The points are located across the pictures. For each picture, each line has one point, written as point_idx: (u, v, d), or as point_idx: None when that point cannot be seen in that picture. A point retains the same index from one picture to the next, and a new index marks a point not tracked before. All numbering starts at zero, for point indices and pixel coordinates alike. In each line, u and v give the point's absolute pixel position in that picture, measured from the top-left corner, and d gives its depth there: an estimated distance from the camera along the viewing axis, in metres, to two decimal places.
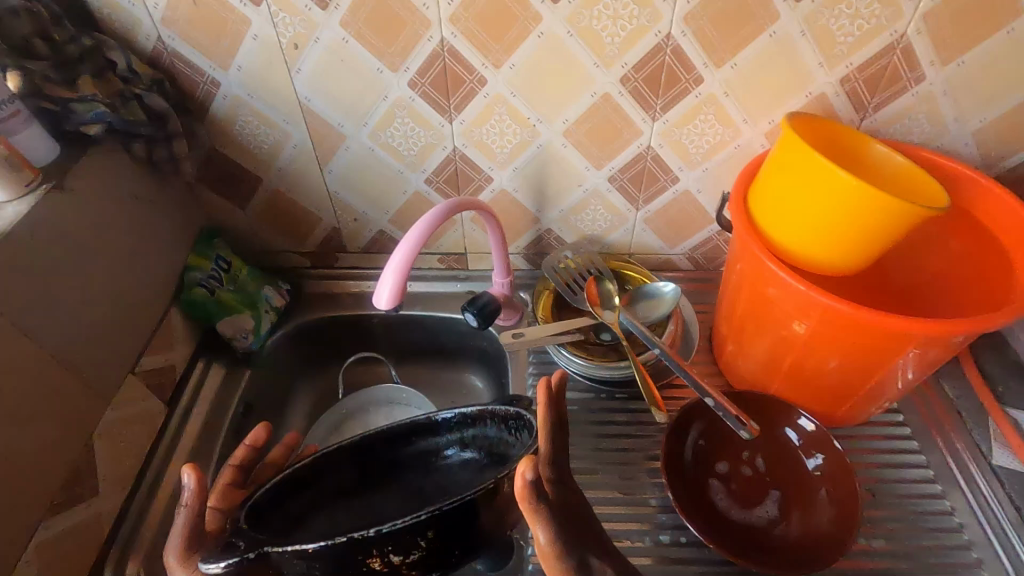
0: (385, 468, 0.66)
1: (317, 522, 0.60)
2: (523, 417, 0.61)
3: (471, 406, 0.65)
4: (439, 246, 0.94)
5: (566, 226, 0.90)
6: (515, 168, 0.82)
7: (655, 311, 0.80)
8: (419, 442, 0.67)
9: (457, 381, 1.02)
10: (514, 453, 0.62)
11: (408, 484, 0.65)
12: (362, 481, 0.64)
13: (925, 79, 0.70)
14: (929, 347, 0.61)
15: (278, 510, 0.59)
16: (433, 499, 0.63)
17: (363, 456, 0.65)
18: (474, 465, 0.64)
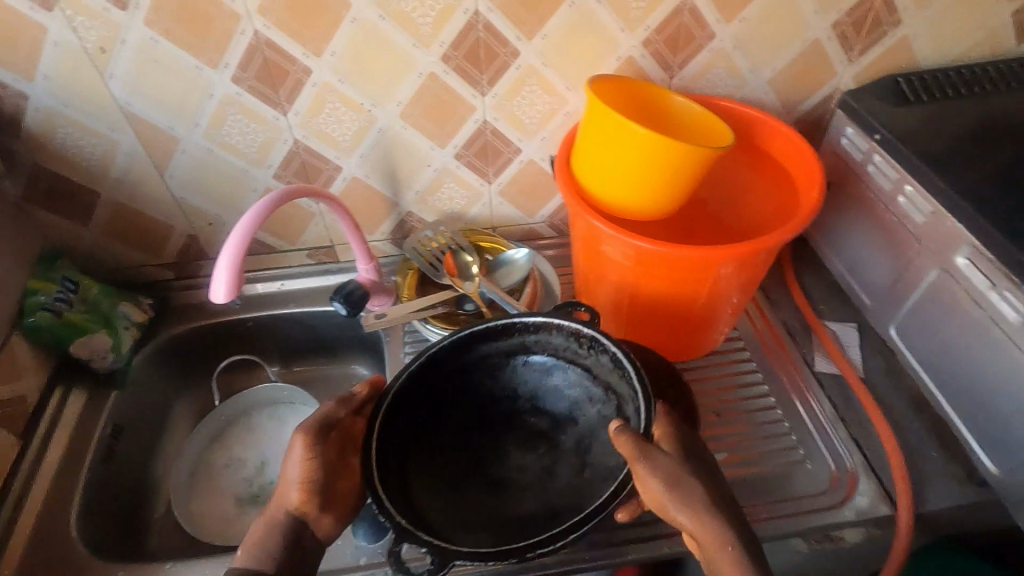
0: (452, 375, 0.70)
1: (420, 448, 0.66)
2: (602, 341, 0.65)
3: (539, 317, 0.68)
4: (304, 241, 0.94)
5: (425, 207, 0.93)
6: (361, 154, 0.84)
7: (512, 277, 0.86)
8: (481, 347, 0.70)
9: (344, 374, 1.03)
10: (586, 361, 0.68)
11: (474, 387, 0.70)
12: (446, 385, 0.69)
13: (716, 36, 0.78)
14: (736, 270, 0.69)
15: (392, 451, 0.63)
16: (488, 403, 0.70)
17: (430, 367, 0.68)
18: (543, 372, 0.70)
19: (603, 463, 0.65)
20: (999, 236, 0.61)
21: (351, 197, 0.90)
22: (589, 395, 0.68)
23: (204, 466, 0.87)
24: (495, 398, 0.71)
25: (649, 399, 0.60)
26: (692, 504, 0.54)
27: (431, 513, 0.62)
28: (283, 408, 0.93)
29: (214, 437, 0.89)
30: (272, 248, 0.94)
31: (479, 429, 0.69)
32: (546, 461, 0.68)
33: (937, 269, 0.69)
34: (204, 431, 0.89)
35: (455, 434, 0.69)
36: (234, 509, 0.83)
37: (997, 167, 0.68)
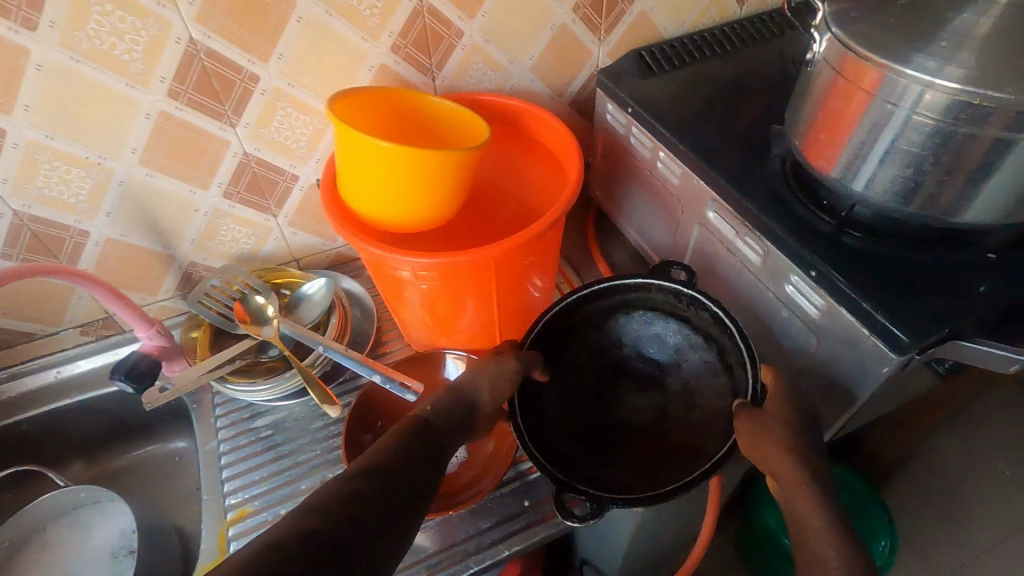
0: (579, 320, 0.76)
1: (552, 398, 0.74)
2: (702, 299, 0.70)
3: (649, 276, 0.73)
4: (71, 319, 0.82)
5: (208, 254, 0.85)
6: (108, 212, 0.74)
7: (314, 311, 0.81)
8: (606, 298, 0.76)
9: (164, 452, 0.92)
10: (685, 314, 0.73)
11: (590, 334, 0.77)
12: (561, 336, 0.76)
13: (464, 34, 0.78)
14: (517, 261, 0.70)
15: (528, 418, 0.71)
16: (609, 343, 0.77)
17: (553, 325, 0.75)
18: (644, 323, 0.76)
19: (708, 406, 0.71)
20: (730, 188, 0.67)
21: (112, 261, 0.79)
22: (690, 342, 0.73)
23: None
24: (615, 340, 0.77)
25: (756, 364, 0.65)
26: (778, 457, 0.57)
27: (567, 454, 0.71)
28: (84, 512, 0.80)
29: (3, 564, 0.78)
30: (33, 334, 0.81)
31: (589, 380, 0.76)
32: (657, 402, 0.74)
33: (698, 224, 0.74)
34: None
35: (577, 382, 0.75)
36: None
37: (728, 123, 0.75)
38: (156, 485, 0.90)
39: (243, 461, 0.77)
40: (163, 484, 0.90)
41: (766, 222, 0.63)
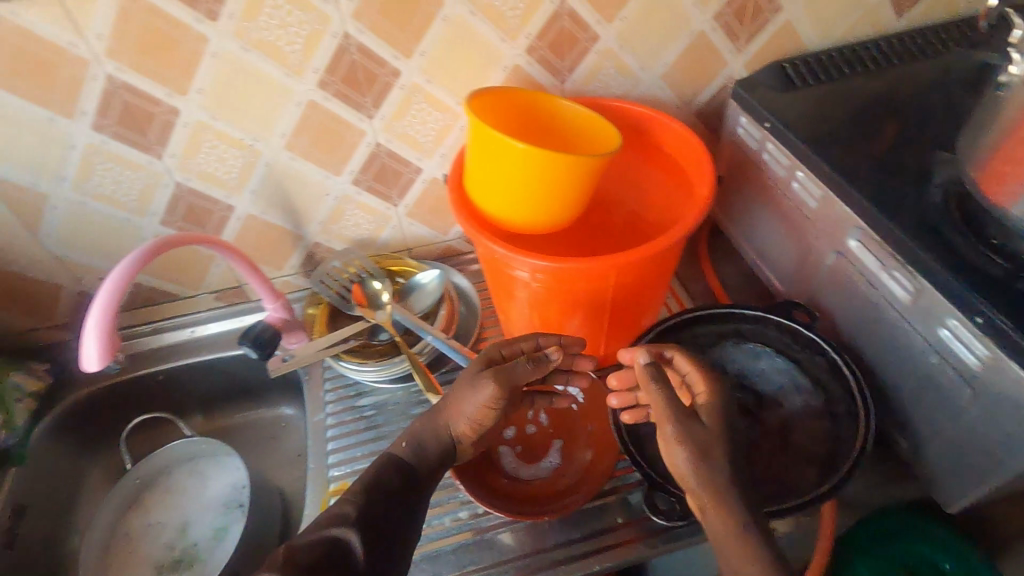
0: (684, 340, 0.76)
1: (641, 405, 0.71)
2: (820, 344, 0.71)
3: (763, 311, 0.75)
4: (207, 284, 0.90)
5: (331, 236, 0.89)
6: (252, 191, 0.80)
7: (425, 300, 0.83)
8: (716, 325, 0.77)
9: (273, 416, 0.99)
10: (796, 357, 0.72)
11: None
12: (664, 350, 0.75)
13: (599, 38, 0.77)
14: (635, 274, 0.69)
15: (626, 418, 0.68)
16: None
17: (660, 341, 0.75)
18: (752, 355, 0.74)
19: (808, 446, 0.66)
20: (879, 215, 0.61)
21: (249, 236, 0.85)
22: (796, 384, 0.71)
23: (125, 533, 0.82)
24: (716, 368, 0.76)
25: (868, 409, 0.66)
26: (713, 482, 0.53)
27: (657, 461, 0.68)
28: (204, 463, 0.88)
29: (129, 502, 0.84)
30: (175, 296, 0.90)
31: None
32: (749, 431, 0.68)
33: (833, 252, 0.69)
34: (113, 499, 0.83)
35: None
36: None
37: (875, 145, 0.70)
38: (264, 447, 0.97)
39: (348, 436, 0.81)
40: (270, 446, 0.97)
41: (921, 256, 0.58)
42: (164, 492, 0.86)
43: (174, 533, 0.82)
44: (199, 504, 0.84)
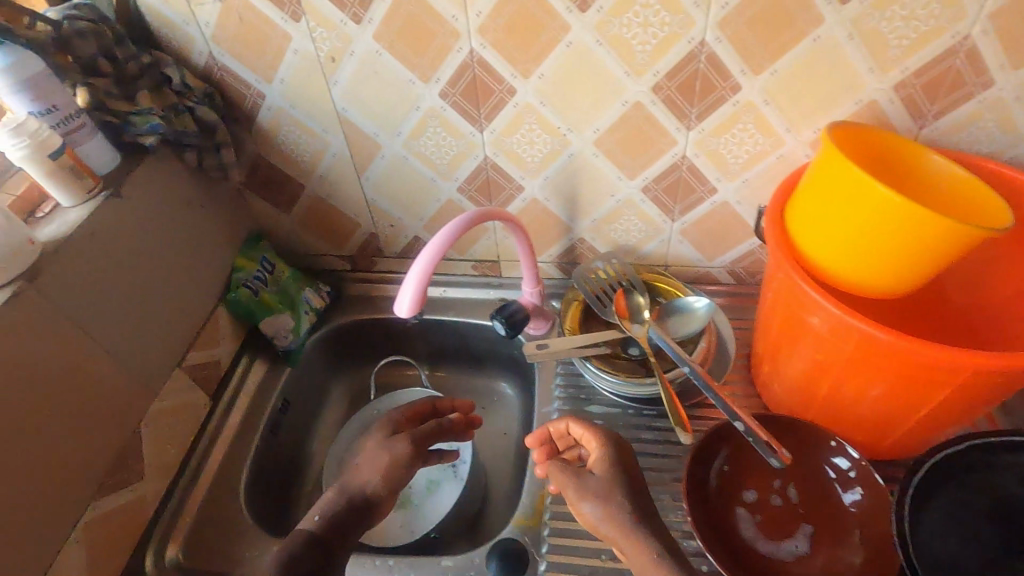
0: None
1: (947, 534, 0.58)
2: None
3: None
4: (471, 253, 0.95)
5: (598, 236, 0.88)
6: (546, 177, 0.81)
7: (686, 328, 0.78)
8: None
9: (489, 389, 1.02)
10: None
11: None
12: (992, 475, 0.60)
13: (995, 85, 0.63)
14: (987, 383, 0.56)
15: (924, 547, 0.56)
16: None
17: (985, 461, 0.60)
18: None
19: None
20: None
21: (525, 218, 0.88)
22: None
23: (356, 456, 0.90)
24: None
25: None
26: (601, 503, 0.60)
27: None
28: (431, 414, 0.93)
29: (364, 428, 0.91)
30: (442, 255, 0.96)
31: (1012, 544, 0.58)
32: None
33: None
34: (354, 422, 0.91)
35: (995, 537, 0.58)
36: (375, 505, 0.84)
37: None
38: (474, 415, 1.01)
39: None
40: (481, 415, 1.00)
41: None
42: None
43: (397, 468, 0.88)
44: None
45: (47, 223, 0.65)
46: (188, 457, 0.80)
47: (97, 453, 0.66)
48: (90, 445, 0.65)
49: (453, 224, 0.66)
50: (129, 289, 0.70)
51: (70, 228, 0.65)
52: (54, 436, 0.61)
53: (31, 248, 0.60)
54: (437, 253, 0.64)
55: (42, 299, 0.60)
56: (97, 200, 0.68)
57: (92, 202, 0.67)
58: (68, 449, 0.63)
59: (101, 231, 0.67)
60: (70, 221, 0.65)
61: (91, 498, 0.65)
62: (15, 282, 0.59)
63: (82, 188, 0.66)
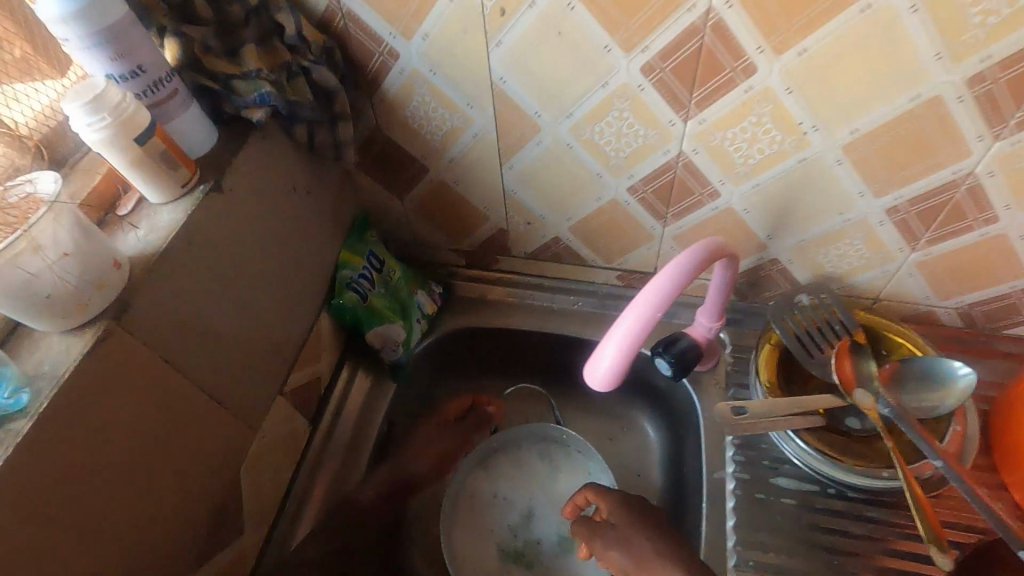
0: None
1: None
2: None
3: None
4: (621, 263, 0.77)
5: (800, 258, 0.68)
6: (756, 184, 0.61)
7: (937, 403, 0.59)
8: None
9: (616, 415, 0.85)
10: None
11: None
12: None
13: None
14: None
15: None
16: None
17: None
18: None
19: None
20: None
21: (708, 229, 0.68)
22: None
23: (472, 497, 0.75)
24: None
25: None
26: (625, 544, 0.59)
27: None
28: (556, 450, 0.77)
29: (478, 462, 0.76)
30: (583, 261, 0.78)
31: None
32: None
33: None
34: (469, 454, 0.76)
35: None
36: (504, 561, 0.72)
37: None
38: (599, 446, 0.85)
39: (760, 520, 0.64)
40: (606, 448, 0.84)
41: None
42: (514, 467, 0.77)
43: (523, 517, 0.74)
44: (548, 494, 0.76)
45: (132, 227, 0.49)
46: (288, 495, 0.68)
47: (195, 518, 0.53)
48: (187, 509, 0.52)
49: (661, 285, 0.49)
50: (231, 310, 0.55)
51: (162, 238, 0.48)
52: (148, 506, 0.48)
53: (116, 271, 0.44)
54: (642, 327, 0.49)
55: (132, 340, 0.45)
56: (194, 196, 0.51)
57: (188, 198, 0.51)
58: (163, 521, 0.50)
59: (201, 239, 0.51)
60: (160, 226, 0.49)
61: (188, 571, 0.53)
62: (99, 319, 0.44)
63: (175, 182, 0.50)
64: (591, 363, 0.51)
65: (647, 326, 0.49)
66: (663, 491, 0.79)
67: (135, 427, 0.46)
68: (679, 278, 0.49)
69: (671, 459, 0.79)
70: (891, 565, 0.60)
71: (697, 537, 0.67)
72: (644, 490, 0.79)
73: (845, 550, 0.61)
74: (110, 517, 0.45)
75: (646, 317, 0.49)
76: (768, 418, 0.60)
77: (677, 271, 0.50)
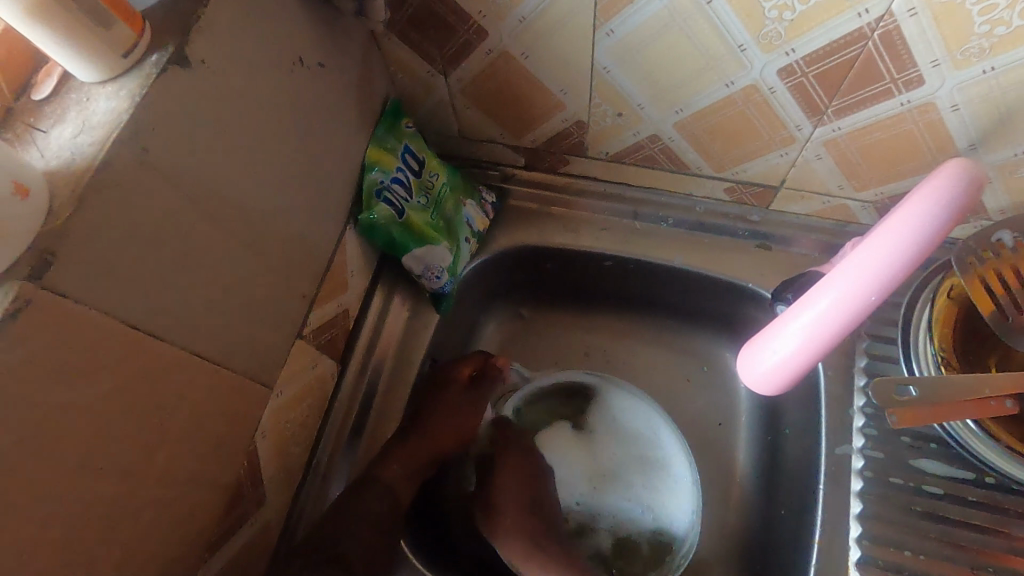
0: None
1: None
2: None
3: None
4: (738, 172, 0.57)
5: (1006, 177, 0.49)
6: (989, 68, 0.41)
7: None
8: None
9: (697, 353, 0.70)
10: None
11: None
12: None
13: None
14: None
15: None
16: None
17: None
18: None
19: None
20: None
21: (884, 133, 0.48)
22: None
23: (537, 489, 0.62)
24: None
25: None
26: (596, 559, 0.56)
27: None
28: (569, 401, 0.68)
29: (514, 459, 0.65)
30: (684, 168, 0.59)
31: None
32: None
33: None
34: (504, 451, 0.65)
35: None
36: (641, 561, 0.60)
37: None
38: (675, 389, 0.70)
39: (893, 511, 0.51)
40: (683, 391, 0.70)
41: None
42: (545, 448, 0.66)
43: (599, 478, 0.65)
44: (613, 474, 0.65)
45: (57, 121, 0.33)
46: (317, 449, 0.57)
47: (203, 505, 0.42)
48: (191, 499, 0.41)
49: (882, 262, 0.35)
50: (222, 243, 0.39)
51: (102, 141, 0.31)
52: (136, 508, 0.36)
53: (26, 203, 0.29)
54: (843, 321, 0.38)
55: (74, 305, 0.30)
56: (140, 70, 0.33)
57: (132, 73, 0.33)
58: (157, 520, 0.38)
59: (161, 142, 0.33)
60: (94, 121, 0.32)
61: (201, 561, 0.43)
62: (7, 278, 0.28)
63: (109, 50, 0.32)
64: (752, 347, 0.44)
65: (853, 319, 0.38)
66: (752, 447, 0.66)
67: (98, 417, 0.33)
68: (913, 251, 0.34)
69: (766, 413, 0.65)
70: None
71: (805, 517, 0.56)
72: (729, 444, 0.67)
73: (1001, 557, 0.49)
74: (79, 535, 0.33)
75: (852, 311, 0.37)
76: (945, 411, 0.45)
77: (916, 234, 0.34)
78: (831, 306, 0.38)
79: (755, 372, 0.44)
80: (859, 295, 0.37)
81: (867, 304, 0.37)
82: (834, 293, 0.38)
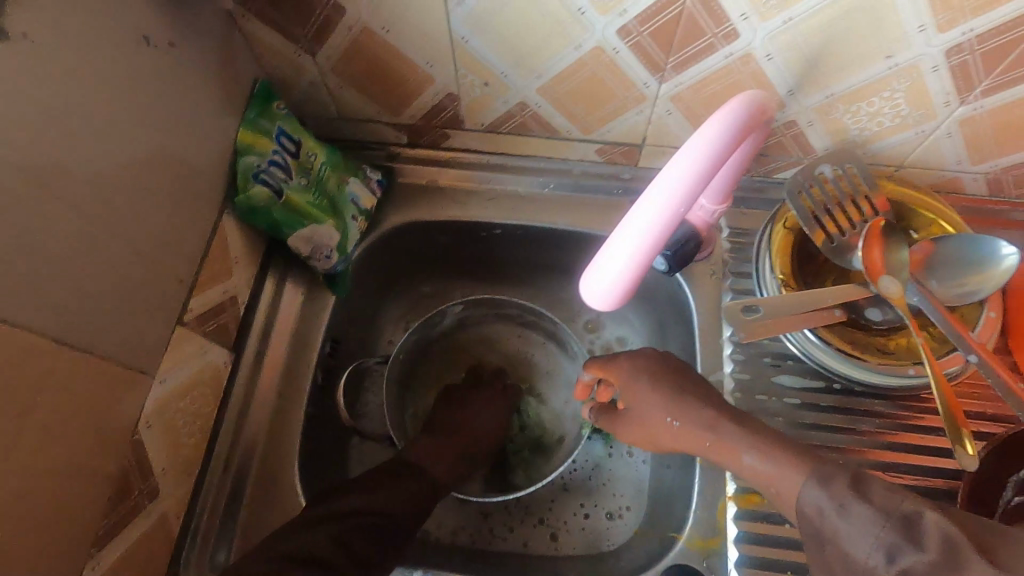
0: None
1: None
2: None
3: None
4: (604, 134, 0.62)
5: (825, 119, 0.55)
6: (788, 19, 0.46)
7: (974, 287, 0.51)
8: None
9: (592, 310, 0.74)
10: None
11: None
12: None
13: None
14: None
15: None
16: None
17: None
18: None
19: None
20: None
21: (720, 85, 0.53)
22: None
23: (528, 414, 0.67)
24: None
25: None
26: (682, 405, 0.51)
27: None
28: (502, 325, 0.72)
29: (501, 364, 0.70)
30: (555, 133, 0.63)
31: None
32: None
33: None
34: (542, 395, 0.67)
35: None
36: (574, 542, 0.63)
37: None
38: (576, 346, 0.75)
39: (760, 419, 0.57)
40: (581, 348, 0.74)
41: None
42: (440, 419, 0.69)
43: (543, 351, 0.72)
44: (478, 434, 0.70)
45: None
46: (214, 438, 0.56)
47: (85, 495, 0.41)
48: (70, 489, 0.40)
49: (685, 176, 0.37)
50: (72, 227, 0.39)
51: None
52: (8, 506, 0.35)
53: None
54: (659, 232, 0.38)
55: None
56: None
57: None
58: (34, 512, 0.37)
59: None
60: None
61: (90, 556, 0.42)
62: None
63: None
64: (589, 269, 0.42)
65: (668, 228, 0.38)
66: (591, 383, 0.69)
67: None
68: (705, 165, 0.37)
69: None
70: (903, 462, 0.54)
71: None
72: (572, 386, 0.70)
73: (854, 450, 0.55)
74: None
75: (669, 218, 0.38)
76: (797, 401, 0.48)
77: (710, 151, 0.37)
78: (649, 224, 0.38)
79: (593, 295, 0.42)
80: (672, 203, 0.37)
81: (679, 212, 0.38)
82: (657, 202, 0.38)
